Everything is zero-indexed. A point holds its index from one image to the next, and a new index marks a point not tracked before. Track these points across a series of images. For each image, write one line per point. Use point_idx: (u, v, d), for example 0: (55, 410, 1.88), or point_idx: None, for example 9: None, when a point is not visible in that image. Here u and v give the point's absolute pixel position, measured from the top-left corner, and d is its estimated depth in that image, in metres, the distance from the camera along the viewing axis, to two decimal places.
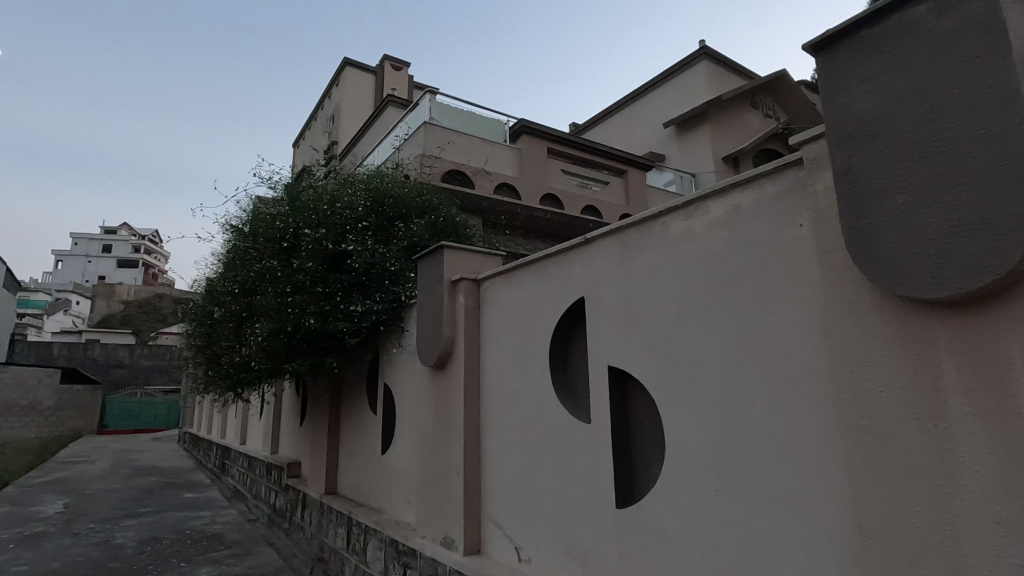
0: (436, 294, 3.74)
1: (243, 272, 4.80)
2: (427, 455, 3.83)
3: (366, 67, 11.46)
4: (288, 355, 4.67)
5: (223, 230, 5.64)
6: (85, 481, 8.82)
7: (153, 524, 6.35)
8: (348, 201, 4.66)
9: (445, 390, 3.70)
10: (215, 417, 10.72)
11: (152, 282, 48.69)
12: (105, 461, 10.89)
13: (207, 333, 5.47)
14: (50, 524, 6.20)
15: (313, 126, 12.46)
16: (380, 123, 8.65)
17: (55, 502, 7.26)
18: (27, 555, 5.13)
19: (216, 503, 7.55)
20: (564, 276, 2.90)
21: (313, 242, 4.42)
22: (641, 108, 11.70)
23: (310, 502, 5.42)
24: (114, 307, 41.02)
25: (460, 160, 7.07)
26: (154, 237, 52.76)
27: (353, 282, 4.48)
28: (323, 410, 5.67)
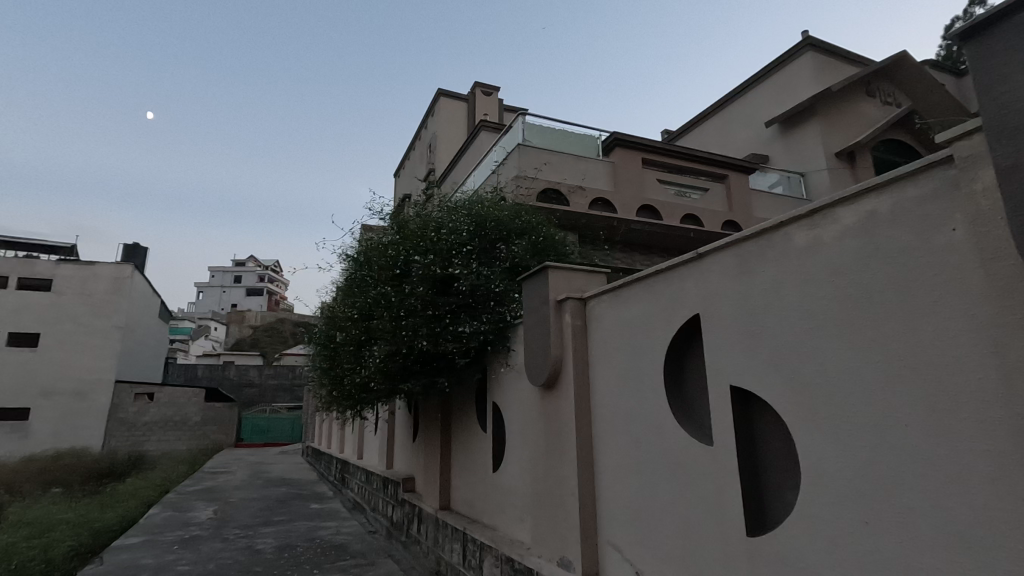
0: (542, 314, 3.79)
1: (361, 299, 5.13)
2: (539, 474, 3.85)
3: (459, 96, 11.98)
4: (403, 376, 4.90)
5: (341, 259, 6.08)
6: (228, 490, 9.80)
7: (287, 532, 6.91)
8: (453, 227, 4.86)
9: (555, 409, 3.71)
10: (335, 433, 11.52)
11: (274, 307, 53.70)
12: (243, 472, 12.04)
13: (329, 356, 5.89)
14: (203, 529, 6.93)
15: (412, 156, 13.21)
16: (475, 149, 8.99)
17: (206, 509, 8.14)
18: (187, 556, 5.76)
19: (339, 514, 8.06)
20: (675, 292, 2.82)
21: (423, 267, 4.64)
22: (740, 109, 11.18)
23: (426, 516, 5.63)
24: (245, 332, 45.73)
25: (555, 179, 7.14)
26: (276, 267, 58.28)
27: (461, 304, 4.63)
28: (434, 427, 5.90)
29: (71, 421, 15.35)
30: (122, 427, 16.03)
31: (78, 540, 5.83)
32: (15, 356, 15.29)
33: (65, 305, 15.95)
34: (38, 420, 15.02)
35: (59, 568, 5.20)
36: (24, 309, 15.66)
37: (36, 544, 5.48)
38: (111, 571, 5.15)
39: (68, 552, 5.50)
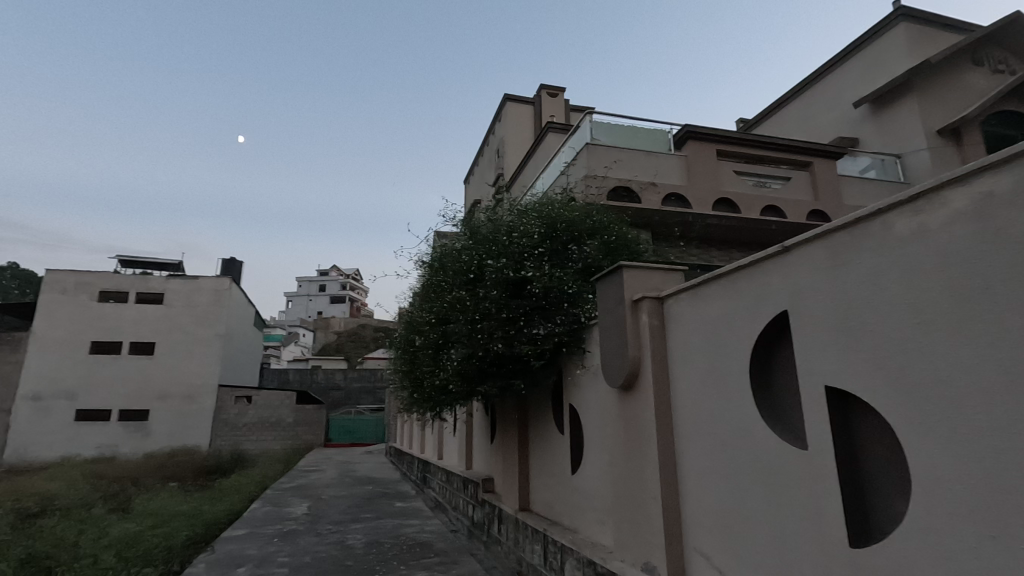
0: (618, 315, 3.73)
1: (437, 303, 5.27)
2: (619, 476, 3.79)
3: (525, 99, 12.06)
4: (480, 378, 4.99)
5: (417, 266, 6.29)
6: (319, 488, 10.38)
7: (375, 529, 7.22)
8: (524, 230, 4.89)
9: (634, 411, 3.64)
10: (416, 434, 11.93)
11: (356, 314, 56.41)
12: (333, 471, 12.70)
13: (409, 359, 6.11)
14: (299, 523, 7.39)
15: (480, 162, 13.45)
16: (542, 151, 9.01)
17: (300, 504, 8.68)
18: (286, 549, 6.16)
19: (422, 513, 8.33)
20: (759, 289, 2.69)
21: (496, 271, 4.70)
22: (824, 91, 10.49)
23: (506, 517, 5.69)
24: (330, 337, 48.35)
25: (626, 176, 7.02)
26: (356, 275, 61.22)
27: (534, 306, 4.65)
28: (512, 429, 5.97)
29: (182, 422, 16.88)
30: (225, 427, 17.42)
31: (192, 531, 6.39)
32: (135, 363, 16.99)
33: (175, 316, 17.61)
34: (155, 421, 16.69)
35: (178, 555, 5.72)
36: (141, 320, 17.38)
37: (158, 533, 6.06)
38: (221, 560, 5.59)
39: (185, 541, 6.05)
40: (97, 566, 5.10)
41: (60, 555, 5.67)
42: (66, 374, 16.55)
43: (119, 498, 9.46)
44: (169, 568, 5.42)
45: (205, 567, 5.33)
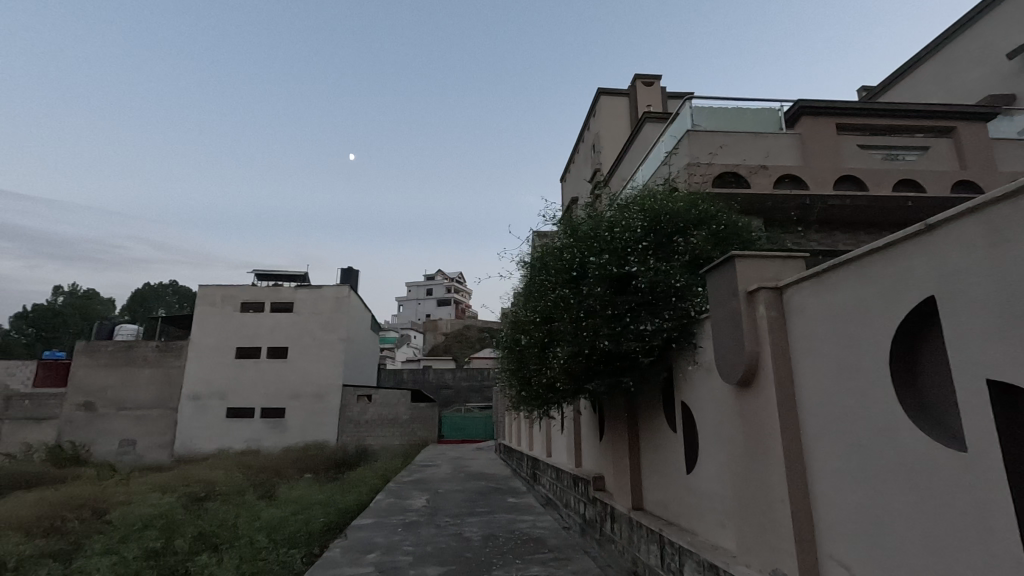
0: (731, 307, 3.55)
1: (541, 303, 5.32)
2: (741, 477, 3.60)
3: (620, 91, 11.84)
4: (587, 376, 4.97)
5: (520, 266, 6.39)
6: (436, 482, 10.89)
7: (490, 523, 7.46)
8: (626, 224, 4.79)
9: (755, 409, 3.44)
10: (524, 432, 12.16)
11: (461, 315, 58.55)
12: (447, 467, 13.27)
13: (515, 358, 6.22)
14: (419, 515, 7.81)
15: (577, 159, 13.41)
16: (640, 143, 8.80)
17: (420, 497, 9.18)
18: (409, 538, 6.54)
19: (534, 509, 8.44)
20: (898, 273, 2.43)
21: (599, 267, 4.63)
22: (966, 45, 9.22)
23: (618, 515, 5.61)
24: (438, 339, 50.64)
25: (733, 161, 6.65)
26: (459, 279, 63.52)
27: (641, 301, 4.54)
28: (621, 426, 5.89)
29: (313, 419, 18.55)
30: (350, 424, 18.84)
31: (328, 518, 7.02)
32: (273, 366, 18.96)
33: (303, 322, 19.45)
34: (291, 418, 18.49)
35: (317, 539, 6.30)
36: (276, 327, 19.39)
37: (299, 518, 6.71)
38: (354, 546, 6.06)
39: (322, 527, 6.64)
40: (252, 546, 5.76)
41: (222, 534, 6.48)
42: (218, 376, 18.85)
43: (266, 487, 10.60)
44: (310, 550, 5.99)
45: (340, 551, 5.81)
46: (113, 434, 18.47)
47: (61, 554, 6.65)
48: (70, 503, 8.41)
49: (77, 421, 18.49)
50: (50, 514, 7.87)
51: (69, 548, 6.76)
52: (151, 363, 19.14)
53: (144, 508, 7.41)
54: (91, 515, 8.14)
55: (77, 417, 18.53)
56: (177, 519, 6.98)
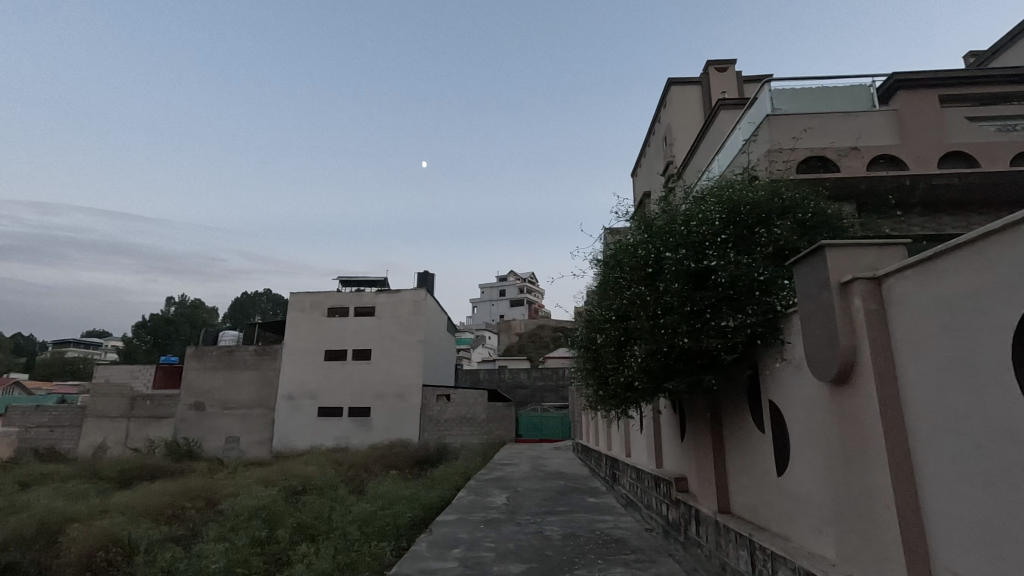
0: (823, 300, 3.34)
1: (616, 300, 5.23)
2: (839, 480, 3.38)
3: (691, 80, 11.44)
4: (667, 375, 4.84)
5: (594, 264, 6.33)
6: (515, 481, 11.01)
7: (570, 522, 7.44)
8: (704, 217, 4.62)
9: (852, 407, 3.22)
10: (602, 431, 12.03)
11: (534, 315, 58.82)
12: (526, 465, 13.37)
13: (592, 357, 6.17)
14: (500, 513, 7.92)
15: (648, 153, 13.11)
16: (715, 132, 8.46)
17: (500, 495, 9.30)
18: (491, 535, 6.64)
19: (615, 510, 8.32)
20: (1019, 258, 2.19)
21: (675, 263, 4.49)
22: None
23: (704, 518, 5.42)
24: (512, 339, 51.16)
25: (819, 145, 6.24)
26: (531, 279, 63.82)
27: (721, 296, 4.34)
28: (704, 426, 5.70)
29: (396, 418, 19.33)
30: (431, 423, 19.43)
31: (414, 513, 7.31)
32: (358, 367, 19.97)
33: (384, 325, 20.33)
34: (376, 417, 19.38)
35: (404, 533, 6.58)
36: (360, 330, 20.41)
37: (387, 513, 7.02)
38: (438, 541, 6.23)
39: (408, 521, 6.91)
40: (346, 538, 6.11)
41: (319, 526, 6.91)
42: (309, 377, 20.08)
43: (356, 483, 11.17)
44: (398, 543, 6.26)
45: (426, 545, 6.01)
46: (221, 432, 20.17)
47: (181, 539, 7.37)
48: (187, 493, 9.29)
49: (190, 420, 20.37)
50: (171, 502, 8.74)
51: (188, 534, 7.48)
52: (250, 366, 20.73)
53: (249, 500, 8.06)
54: (205, 504, 8.94)
55: (190, 416, 20.42)
56: (278, 511, 7.52)
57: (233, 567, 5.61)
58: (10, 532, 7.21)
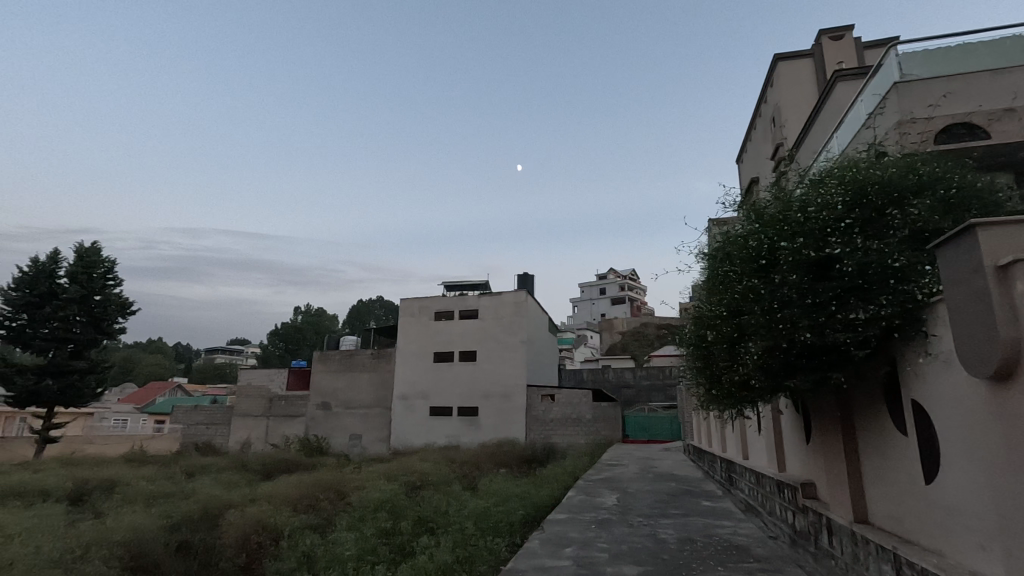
0: (976, 286, 2.95)
1: (727, 295, 4.97)
2: (1004, 491, 2.96)
3: (800, 53, 10.60)
4: (787, 373, 4.52)
5: (699, 258, 6.06)
6: (625, 481, 10.82)
7: (685, 526, 7.18)
8: (824, 202, 4.26)
9: (1020, 408, 2.81)
10: (716, 432, 11.47)
11: (637, 313, 57.47)
12: (635, 466, 13.07)
13: (702, 355, 5.91)
14: (611, 513, 7.82)
15: (753, 137, 12.33)
16: (832, 107, 7.76)
17: (610, 496, 9.19)
18: (603, 535, 6.58)
19: (734, 515, 7.88)
20: None
21: (792, 252, 4.18)
22: None
23: (837, 528, 4.99)
24: (615, 338, 50.34)
25: (962, 111, 5.53)
26: (633, 276, 62.40)
27: (849, 287, 3.98)
28: (833, 427, 5.25)
29: (503, 417, 19.79)
30: (536, 422, 19.63)
31: (526, 511, 7.47)
32: (464, 368, 20.72)
33: (488, 327, 20.92)
34: (483, 416, 19.97)
35: (517, 530, 6.74)
36: (465, 332, 21.17)
37: (500, 510, 7.22)
38: (551, 539, 6.28)
39: (521, 519, 7.07)
40: (463, 532, 6.39)
41: (438, 519, 7.29)
42: (420, 379, 21.16)
43: (468, 479, 11.59)
44: (512, 539, 6.43)
45: (539, 542, 6.10)
46: (345, 430, 21.86)
47: (318, 527, 8.11)
48: (321, 485, 10.20)
49: (319, 419, 22.29)
50: (307, 493, 9.64)
51: (324, 522, 8.21)
52: (368, 369, 22.28)
53: (373, 493, 8.68)
54: (336, 496, 9.76)
55: (318, 415, 22.35)
56: (400, 504, 8.03)
57: (364, 555, 6.08)
58: (182, 514, 8.36)
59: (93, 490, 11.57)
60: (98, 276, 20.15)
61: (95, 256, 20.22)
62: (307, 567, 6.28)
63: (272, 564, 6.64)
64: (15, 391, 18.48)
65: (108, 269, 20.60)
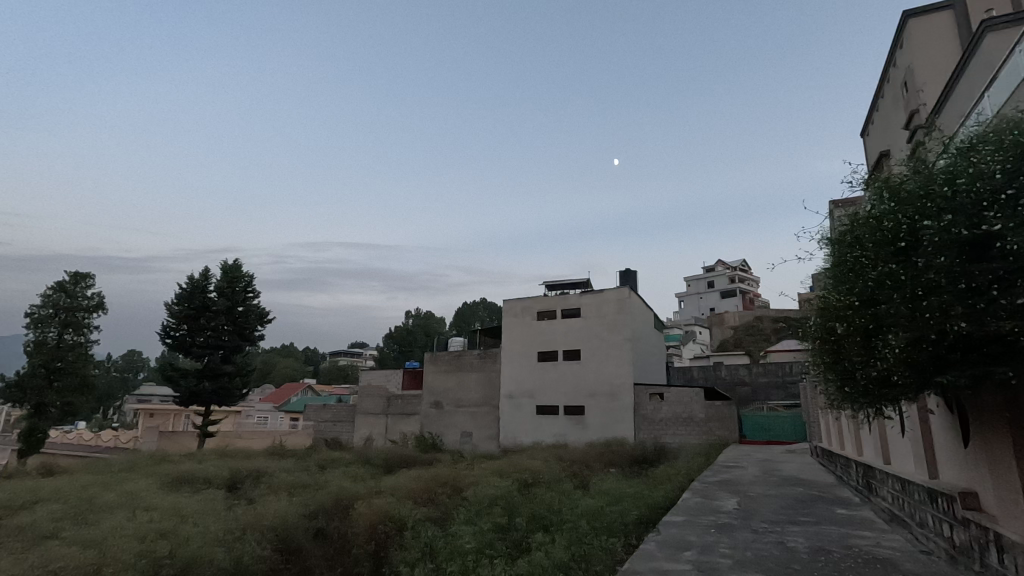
0: None
1: (859, 283, 4.53)
2: None
3: (936, 7, 9.37)
4: (939, 367, 4.02)
5: (823, 244, 5.56)
6: (745, 484, 10.20)
7: (818, 535, 6.61)
8: (976, 171, 3.74)
9: None
10: (849, 433, 10.45)
11: (750, 306, 53.93)
12: (755, 469, 12.27)
13: (832, 349, 5.42)
14: (732, 517, 7.40)
15: (881, 106, 11.09)
16: (981, 63, 6.77)
17: (730, 499, 8.69)
18: (725, 540, 6.23)
19: (876, 525, 7.12)
20: None
21: (937, 232, 3.72)
22: None
23: (1008, 545, 4.32)
24: (727, 333, 47.64)
25: None
26: (744, 267, 58.66)
27: (1014, 268, 3.46)
28: (1000, 430, 4.56)
29: (611, 417, 19.51)
30: (645, 421, 19.09)
31: (641, 512, 7.30)
32: (569, 367, 20.72)
33: (591, 326, 20.76)
34: (590, 415, 19.83)
35: (632, 530, 6.60)
36: (568, 331, 21.16)
37: (614, 510, 7.13)
38: (668, 541, 6.07)
39: (635, 519, 6.92)
40: (577, 531, 6.40)
41: (551, 517, 7.37)
42: (526, 378, 21.47)
43: (579, 478, 11.56)
44: (628, 540, 6.32)
45: (656, 544, 5.92)
46: (457, 427, 22.74)
47: (437, 520, 8.52)
48: (438, 480, 10.70)
49: (432, 417, 23.39)
50: (426, 487, 10.16)
51: (444, 515, 8.61)
52: (476, 369, 23.03)
53: (488, 489, 8.95)
54: (453, 490, 10.19)
55: (431, 413, 23.46)
56: (514, 501, 8.21)
57: (482, 549, 6.30)
58: (319, 502, 9.18)
59: (245, 479, 13.06)
60: (240, 289, 22.73)
61: (236, 271, 22.84)
62: (430, 558, 6.62)
63: (398, 553, 7.07)
64: (180, 391, 21.28)
65: (248, 282, 23.14)
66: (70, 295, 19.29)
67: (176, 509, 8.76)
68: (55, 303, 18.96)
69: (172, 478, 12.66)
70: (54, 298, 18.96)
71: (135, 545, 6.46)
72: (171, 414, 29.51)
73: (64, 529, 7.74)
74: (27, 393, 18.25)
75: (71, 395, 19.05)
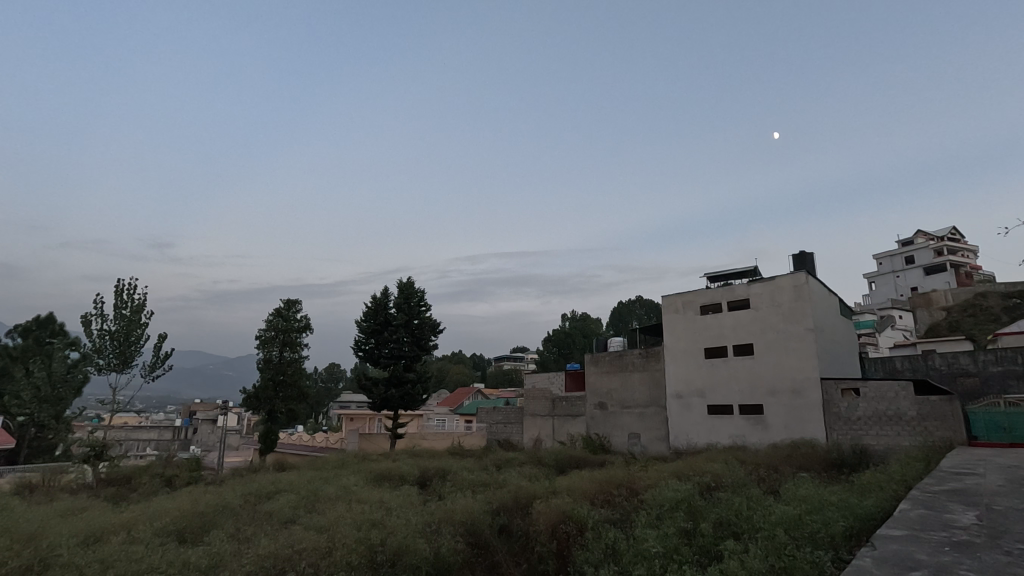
0: None
1: None
2: None
3: None
4: None
5: None
6: (985, 495, 8.40)
7: None
8: None
9: None
10: None
11: (967, 282, 45.06)
12: (999, 476, 10.09)
13: None
14: (974, 535, 6.14)
15: None
16: None
17: (967, 512, 7.24)
18: (967, 561, 5.20)
19: None
20: None
21: None
22: None
23: None
24: (937, 316, 40.46)
25: None
26: (954, 236, 49.22)
27: None
28: None
29: (797, 416, 17.61)
30: (839, 420, 16.84)
31: (849, 522, 6.48)
32: (742, 363, 19.25)
33: (764, 317, 19.10)
34: (772, 414, 18.14)
35: (842, 544, 5.85)
36: (738, 325, 19.73)
37: (816, 520, 6.40)
38: (890, 558, 5.25)
39: (843, 531, 6.11)
40: (774, 541, 5.91)
41: (741, 524, 6.90)
42: (695, 376, 20.38)
43: (768, 483, 10.61)
44: (837, 554, 5.64)
45: (874, 560, 5.17)
46: (624, 428, 22.39)
47: (617, 522, 8.44)
48: (614, 481, 10.61)
49: (598, 418, 23.34)
50: (602, 489, 10.15)
51: (623, 518, 8.51)
52: (639, 368, 22.51)
53: (667, 491, 8.64)
54: (629, 493, 10.02)
55: (598, 414, 23.42)
56: (697, 505, 7.84)
57: (669, 554, 6.09)
58: (501, 500, 9.69)
59: (434, 477, 14.36)
60: (414, 304, 25.26)
61: (410, 288, 25.36)
62: (614, 560, 6.63)
63: (581, 553, 7.16)
64: (374, 398, 23.87)
65: (420, 297, 25.60)
66: (286, 318, 22.98)
67: (381, 502, 9.93)
68: (276, 326, 22.70)
69: (375, 474, 14.37)
70: (275, 323, 22.76)
71: (356, 533, 7.41)
72: (368, 419, 33.42)
73: (299, 516, 9.20)
74: (262, 402, 22.03)
75: (293, 403, 22.58)
